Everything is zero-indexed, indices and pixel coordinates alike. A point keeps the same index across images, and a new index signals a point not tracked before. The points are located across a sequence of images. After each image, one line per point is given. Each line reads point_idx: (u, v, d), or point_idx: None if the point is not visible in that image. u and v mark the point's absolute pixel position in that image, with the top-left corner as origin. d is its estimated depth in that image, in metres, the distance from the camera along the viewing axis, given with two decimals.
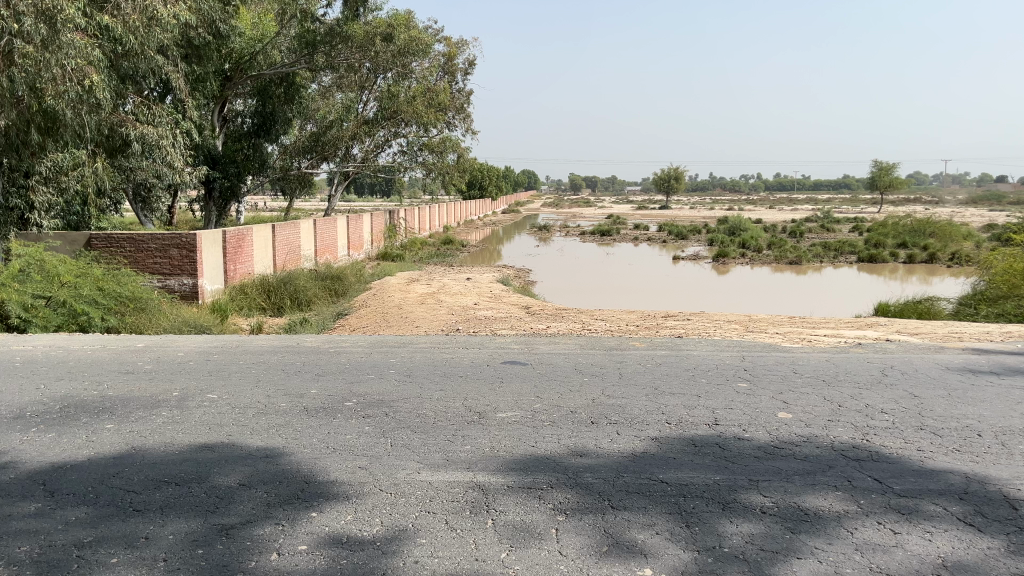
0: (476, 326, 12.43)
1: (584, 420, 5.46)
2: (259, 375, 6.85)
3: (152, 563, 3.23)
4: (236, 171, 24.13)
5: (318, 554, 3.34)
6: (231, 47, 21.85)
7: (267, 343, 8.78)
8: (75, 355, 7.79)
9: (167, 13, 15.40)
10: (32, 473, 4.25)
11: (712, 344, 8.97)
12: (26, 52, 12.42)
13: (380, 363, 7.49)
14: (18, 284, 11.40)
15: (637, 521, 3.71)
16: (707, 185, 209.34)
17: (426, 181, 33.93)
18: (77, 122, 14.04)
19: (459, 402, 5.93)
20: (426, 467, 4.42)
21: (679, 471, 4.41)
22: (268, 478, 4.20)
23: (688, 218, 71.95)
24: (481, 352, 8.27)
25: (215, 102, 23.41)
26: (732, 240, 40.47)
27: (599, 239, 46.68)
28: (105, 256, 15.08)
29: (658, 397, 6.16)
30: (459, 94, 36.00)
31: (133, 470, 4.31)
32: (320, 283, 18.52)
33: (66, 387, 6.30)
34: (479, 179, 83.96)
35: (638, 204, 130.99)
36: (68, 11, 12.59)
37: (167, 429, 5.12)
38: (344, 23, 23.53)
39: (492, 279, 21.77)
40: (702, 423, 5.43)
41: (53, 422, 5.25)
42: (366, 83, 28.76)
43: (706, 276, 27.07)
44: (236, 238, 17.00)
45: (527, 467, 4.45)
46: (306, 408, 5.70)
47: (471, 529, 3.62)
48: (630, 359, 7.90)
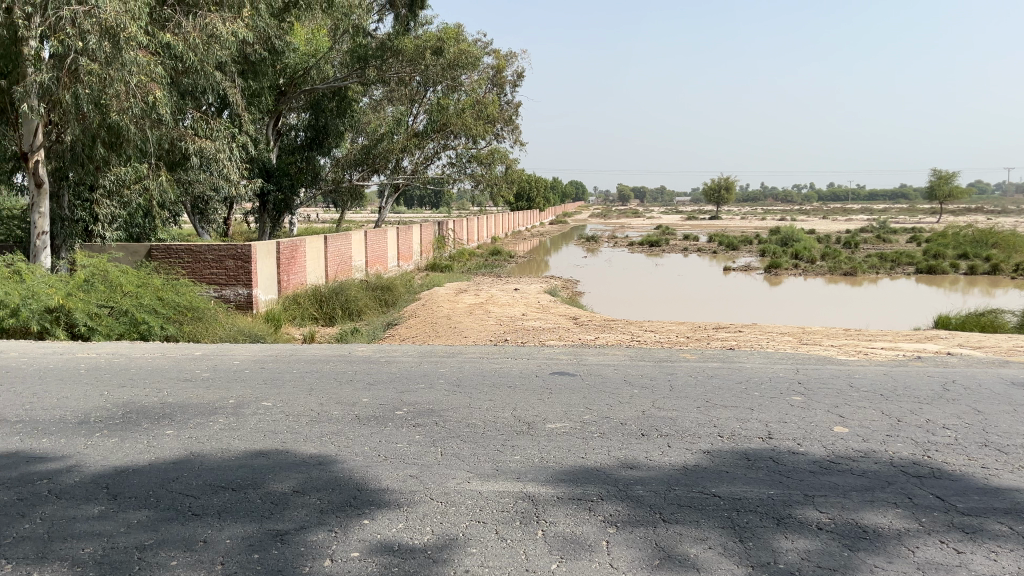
0: (525, 336, 12.42)
1: (634, 433, 5.41)
2: (311, 383, 6.99)
3: (209, 566, 3.30)
4: (290, 184, 24.39)
5: (371, 561, 3.37)
6: (286, 62, 22.43)
7: (321, 352, 8.93)
8: (138, 362, 8.06)
9: (226, 30, 15.71)
10: (96, 477, 4.37)
11: (764, 356, 8.85)
12: (90, 69, 12.89)
13: (431, 372, 7.57)
14: (83, 293, 11.83)
15: (690, 535, 3.67)
16: (759, 196, 206.50)
17: (475, 192, 34.25)
18: (139, 136, 14.57)
19: (508, 413, 5.93)
20: (476, 477, 4.44)
21: (732, 485, 4.34)
22: (322, 485, 4.27)
23: (737, 229, 71.11)
24: (530, 362, 8.26)
25: (270, 116, 23.89)
26: (785, 251, 39.74)
27: (648, 249, 46.48)
28: (164, 267, 15.43)
29: (711, 409, 6.09)
30: (508, 106, 36.23)
31: (190, 475, 4.41)
32: (370, 293, 18.77)
33: (126, 392, 6.52)
34: (525, 190, 83.50)
35: (688, 213, 130.00)
36: (130, 30, 13.01)
37: (224, 435, 5.24)
38: (395, 37, 24.08)
39: (540, 290, 21.76)
40: (775, 436, 5.39)
41: (117, 427, 5.42)
42: (416, 98, 29.16)
43: (760, 288, 26.56)
44: (289, 250, 17.34)
45: (577, 478, 4.43)
46: (359, 417, 5.76)
47: (522, 539, 3.61)
48: (824, 390, 6.95)
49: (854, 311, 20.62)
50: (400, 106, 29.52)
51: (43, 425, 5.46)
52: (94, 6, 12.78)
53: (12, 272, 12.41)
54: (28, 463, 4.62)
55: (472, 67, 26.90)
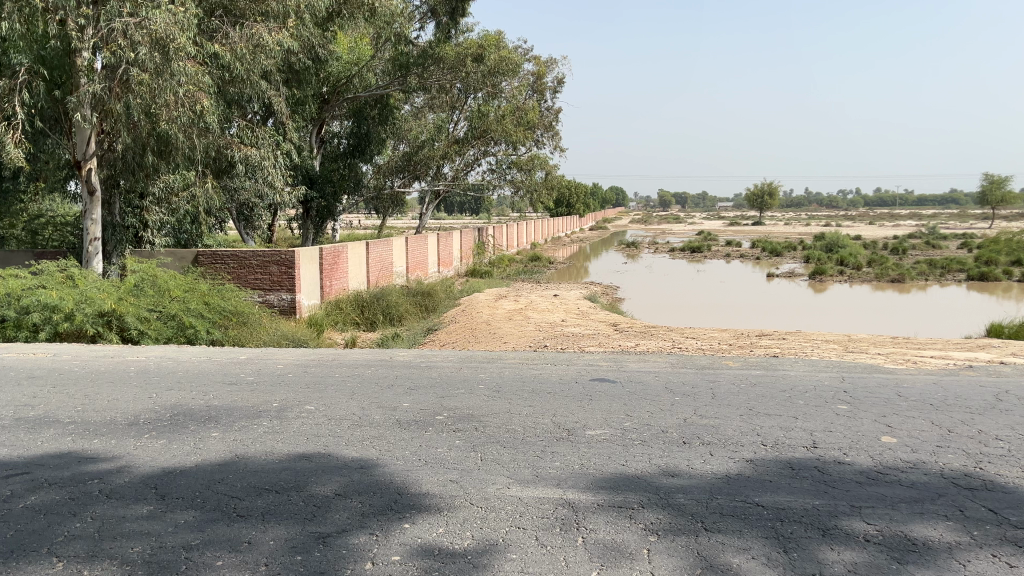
0: (564, 342, 12.40)
1: (675, 440, 5.36)
2: (353, 387, 7.04)
3: (253, 567, 3.35)
4: (332, 191, 24.70)
5: (411, 565, 3.39)
6: (328, 71, 22.82)
7: (363, 356, 9.00)
8: (184, 365, 8.22)
9: (271, 40, 15.96)
10: (145, 477, 4.48)
11: (810, 364, 8.70)
12: (141, 79, 13.23)
13: (472, 378, 7.59)
14: (133, 298, 12.14)
15: (732, 545, 3.62)
16: (803, 201, 203.32)
17: (515, 199, 34.36)
18: (187, 144, 14.86)
19: (549, 419, 5.93)
20: (516, 483, 4.44)
21: (776, 494, 4.28)
22: (363, 488, 4.31)
23: (782, 235, 70.03)
24: (570, 368, 8.24)
25: (313, 124, 24.25)
26: (831, 257, 39.01)
27: (690, 255, 46.07)
28: (211, 272, 15.75)
29: (754, 417, 6.01)
30: (548, 112, 36.29)
31: (236, 477, 4.48)
32: (411, 299, 18.90)
33: (174, 395, 6.64)
34: (565, 196, 83.27)
35: (730, 218, 128.70)
36: (179, 41, 13.28)
37: (268, 438, 5.32)
38: (436, 45, 24.27)
39: (580, 296, 21.63)
40: (820, 445, 5.28)
41: (164, 429, 5.54)
42: (457, 105, 29.34)
43: (805, 295, 26.13)
44: (332, 255, 17.57)
45: (617, 486, 4.40)
46: (399, 421, 5.81)
47: (562, 546, 3.60)
48: (872, 398, 6.79)
49: (901, 318, 20.14)
50: (441, 113, 29.68)
51: (95, 427, 5.60)
52: (144, 18, 13.12)
53: (65, 277, 12.79)
54: (80, 463, 4.75)
55: (512, 73, 26.69)
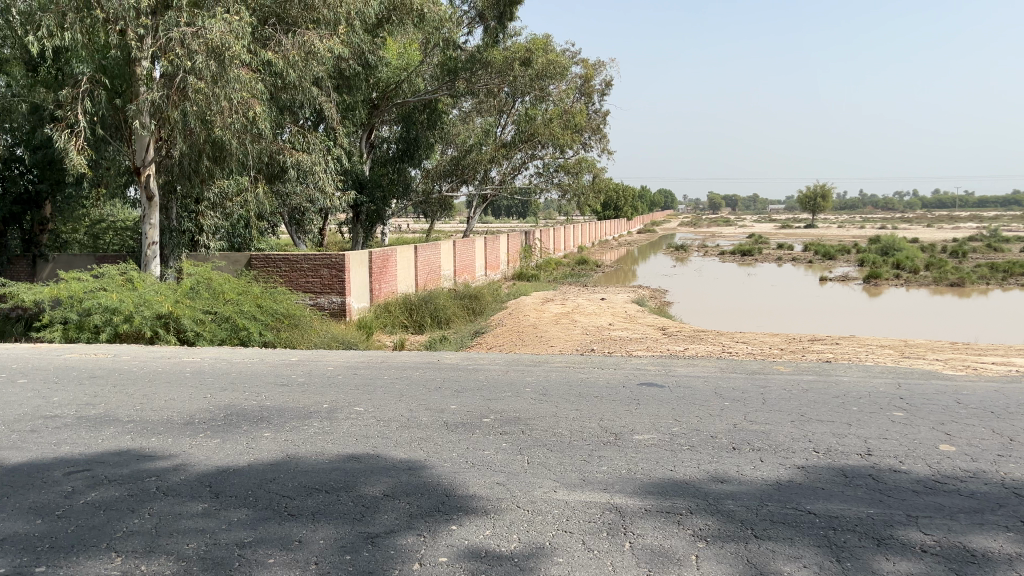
0: (611, 346, 12.39)
1: (725, 446, 5.29)
2: (401, 389, 7.11)
3: (304, 565, 3.40)
4: (382, 196, 24.96)
5: (458, 566, 3.42)
6: (378, 76, 23.15)
7: (410, 359, 9.06)
8: (237, 367, 8.40)
9: (323, 47, 16.12)
10: (200, 476, 4.59)
11: (864, 370, 8.53)
12: (198, 87, 13.58)
13: (519, 381, 7.60)
14: (189, 301, 12.46)
15: (783, 552, 3.56)
16: (857, 203, 198.87)
17: (562, 202, 34.32)
18: (241, 150, 15.14)
19: (595, 423, 5.90)
20: (562, 487, 4.43)
21: (829, 502, 4.19)
22: (411, 490, 4.35)
23: (834, 237, 68.60)
24: (617, 372, 8.20)
25: (363, 130, 24.61)
26: (886, 260, 38.14)
27: (741, 258, 45.44)
28: (264, 275, 16.06)
29: (806, 423, 5.89)
30: (595, 115, 36.19)
31: (287, 477, 4.56)
32: (458, 302, 19.00)
33: (227, 395, 6.79)
34: (613, 198, 82.80)
35: (783, 221, 126.49)
36: (235, 48, 13.56)
37: (318, 439, 5.40)
38: (484, 49, 24.40)
39: (627, 299, 21.52)
40: (876, 452, 5.15)
41: (218, 429, 5.67)
42: (504, 109, 29.42)
43: (859, 299, 25.59)
44: (382, 259, 17.77)
45: (665, 491, 4.37)
46: (447, 423, 5.85)
47: (609, 550, 3.59)
48: (932, 405, 6.57)
49: (958, 322, 19.63)
50: (488, 117, 29.72)
51: (153, 425, 5.76)
52: (201, 28, 13.48)
53: (125, 280, 13.19)
54: (138, 461, 4.89)
55: (560, 76, 26.65)
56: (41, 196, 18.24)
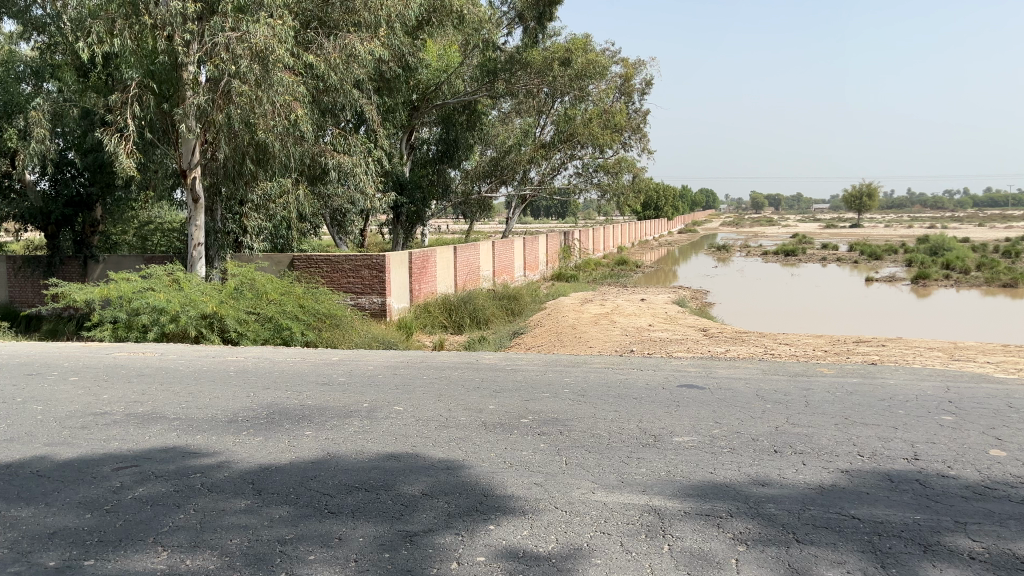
0: (651, 347, 12.34)
1: (766, 449, 5.21)
2: (440, 389, 7.15)
3: (344, 563, 3.44)
4: (422, 197, 25.12)
5: (496, 566, 3.42)
6: (418, 78, 23.36)
7: (449, 359, 9.12)
8: (279, 366, 8.54)
9: (364, 49, 16.24)
10: (243, 473, 4.67)
11: (911, 372, 8.35)
12: (242, 91, 13.83)
13: (557, 381, 7.59)
14: (233, 301, 12.70)
15: (826, 558, 3.49)
16: (904, 202, 194.65)
17: (602, 202, 34.19)
18: (284, 152, 15.32)
19: (634, 424, 5.87)
20: (600, 488, 4.41)
21: (874, 507, 4.11)
22: (449, 489, 4.36)
23: (881, 237, 67.38)
24: (657, 373, 8.15)
25: (403, 131, 24.81)
26: (935, 260, 37.32)
27: (784, 258, 44.79)
28: (306, 276, 16.27)
29: (850, 427, 5.78)
30: (636, 114, 36.00)
31: (328, 475, 4.62)
32: (497, 303, 19.05)
33: (270, 394, 6.90)
34: (653, 198, 82.21)
35: (828, 220, 124.17)
36: (278, 52, 13.74)
37: (359, 437, 5.46)
38: (524, 49, 24.42)
39: (667, 300, 21.34)
40: (924, 457, 5.02)
41: (261, 427, 5.77)
42: (544, 109, 29.40)
43: (907, 300, 25.10)
44: (422, 260, 17.89)
45: (705, 493, 4.32)
46: (485, 423, 5.87)
47: (648, 552, 3.56)
48: (984, 410, 6.38)
49: (1010, 324, 19.21)
50: (528, 117, 29.71)
51: (198, 423, 5.89)
52: (245, 32, 13.72)
53: (172, 280, 13.49)
54: (184, 458, 4.99)
55: (600, 75, 26.53)
56: (92, 198, 18.67)
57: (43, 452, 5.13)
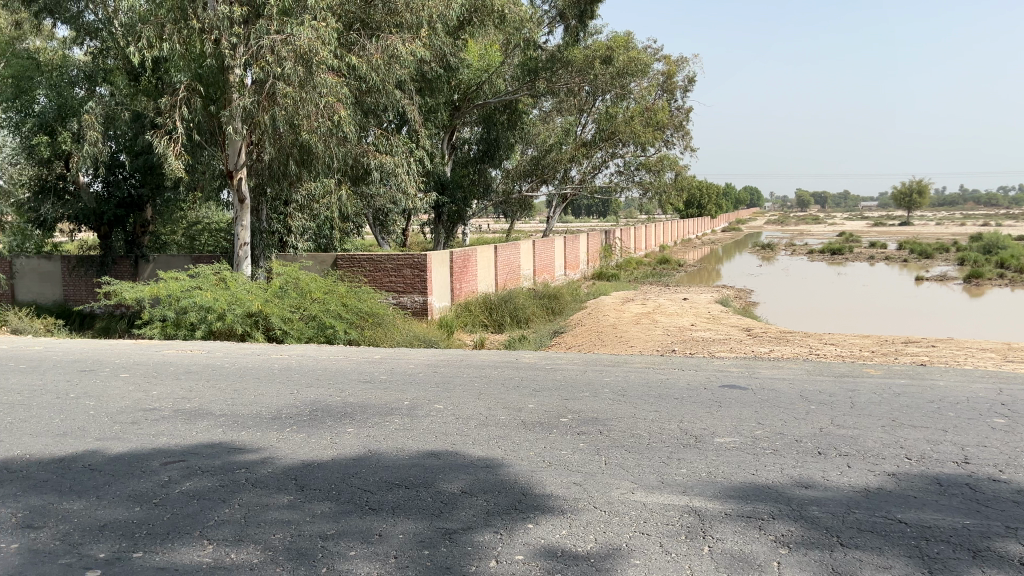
0: (692, 347, 12.22)
1: (810, 450, 5.14)
2: (480, 387, 7.17)
3: (385, 559, 3.47)
4: (463, 197, 25.22)
5: (535, 565, 3.42)
6: (459, 78, 23.48)
7: (489, 358, 9.15)
8: (322, 364, 8.66)
9: (406, 50, 16.38)
10: (286, 469, 4.74)
11: (962, 373, 8.15)
12: (286, 92, 14.06)
13: (597, 381, 7.56)
14: (278, 300, 12.92)
15: (872, 562, 3.43)
16: (957, 199, 189.49)
17: (644, 200, 33.95)
18: (327, 153, 15.48)
19: (675, 424, 5.82)
20: (640, 488, 4.38)
21: (921, 511, 4.01)
22: (489, 487, 4.38)
23: (932, 236, 65.60)
24: (698, 373, 8.08)
25: (445, 131, 24.96)
26: (989, 258, 36.25)
27: (831, 257, 43.92)
28: (349, 275, 16.47)
29: (896, 429, 5.65)
30: (678, 112, 35.69)
31: (369, 472, 4.66)
32: (538, 302, 19.06)
33: (313, 392, 7.01)
34: (696, 197, 81.40)
35: (876, 218, 121.30)
36: (321, 54, 13.93)
37: (399, 435, 5.51)
38: (565, 48, 24.49)
39: (711, 299, 21.09)
40: (973, 461, 4.88)
41: (304, 423, 5.86)
42: (585, 107, 29.30)
43: (959, 299, 24.44)
44: (463, 259, 17.98)
45: (748, 495, 4.26)
46: (525, 422, 5.87)
47: (687, 554, 3.53)
48: None
49: None
50: (569, 116, 29.71)
51: (243, 419, 6.00)
52: (289, 35, 13.92)
53: (218, 279, 13.76)
54: (229, 453, 5.09)
55: (642, 73, 26.32)
56: (143, 199, 19.08)
57: (94, 446, 5.28)
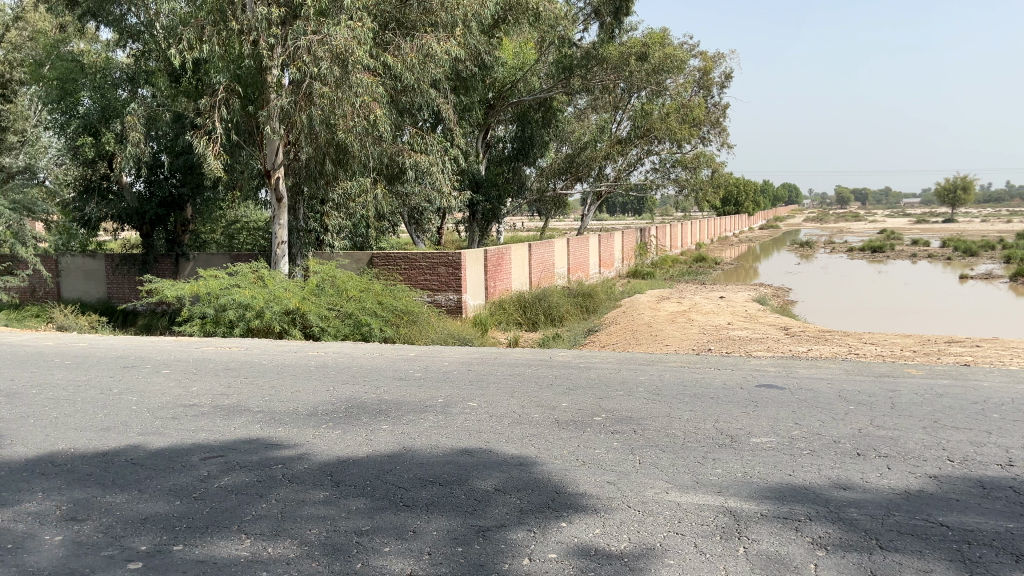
0: (729, 346, 12.08)
1: (848, 451, 5.06)
2: (513, 385, 7.18)
3: (419, 555, 3.50)
4: (497, 195, 25.28)
5: (567, 563, 3.42)
6: (494, 76, 23.53)
7: (523, 356, 9.15)
8: (358, 361, 8.73)
9: (440, 49, 16.43)
10: (322, 465, 4.80)
11: (1009, 374, 7.95)
12: (323, 92, 14.18)
13: (632, 380, 7.51)
14: (315, 297, 13.07)
15: (912, 566, 3.36)
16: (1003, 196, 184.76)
17: (680, 198, 33.67)
18: (363, 152, 15.61)
19: (711, 424, 5.77)
20: (674, 488, 4.35)
21: (964, 515, 3.93)
22: (522, 485, 4.39)
23: (978, 233, 64.03)
24: (734, 373, 7.99)
25: (480, 130, 25.02)
26: None
27: (872, 255, 43.09)
28: (384, 273, 16.59)
29: (939, 431, 5.53)
30: (714, 108, 35.33)
31: (403, 469, 4.70)
32: (572, 300, 19.01)
33: (349, 389, 7.07)
34: (733, 193, 80.53)
35: (920, 214, 118.67)
36: (357, 54, 14.04)
37: (433, 432, 5.54)
38: (600, 45, 24.27)
39: (747, 298, 20.86)
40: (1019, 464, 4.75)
41: (340, 420, 5.92)
42: (620, 105, 29.12)
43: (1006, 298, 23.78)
44: (496, 257, 17.99)
45: (784, 496, 4.21)
46: (558, 421, 5.86)
47: (722, 554, 3.50)
48: None
49: None
50: (604, 113, 29.63)
51: (280, 415, 6.09)
52: (326, 35, 14.05)
53: (256, 277, 13.95)
54: (267, 449, 5.16)
55: (678, 69, 26.07)
56: (183, 198, 19.42)
57: (137, 441, 5.39)
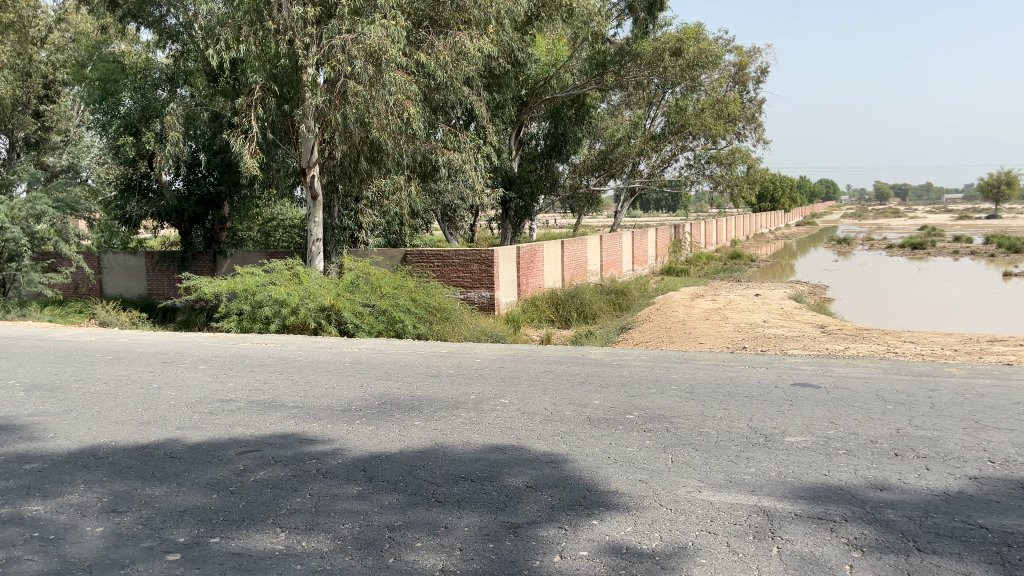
0: (764, 344, 11.95)
1: (886, 451, 4.98)
2: (545, 383, 7.19)
3: (450, 551, 3.52)
4: (530, 192, 25.36)
5: (599, 561, 3.41)
6: (527, 73, 23.55)
7: (555, 353, 9.14)
8: (391, 357, 8.80)
9: (473, 47, 16.44)
10: (355, 460, 4.85)
11: None
12: (357, 91, 14.26)
13: (665, 378, 7.46)
14: (349, 293, 13.21)
15: (950, 568, 3.30)
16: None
17: (715, 194, 33.34)
18: (396, 150, 15.69)
19: (745, 423, 5.71)
20: (707, 487, 4.32)
21: (1004, 517, 3.84)
22: (553, 482, 4.40)
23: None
24: (769, 371, 7.89)
25: (512, 127, 25.02)
26: None
27: (912, 252, 42.25)
28: (418, 270, 16.70)
29: (980, 431, 5.42)
30: (750, 103, 34.90)
31: (435, 465, 4.73)
32: (604, 297, 18.96)
33: (382, 385, 7.13)
34: (769, 190, 79.54)
35: (962, 210, 115.99)
36: (390, 53, 14.11)
37: (465, 429, 5.56)
38: (633, 41, 24.10)
39: (783, 295, 20.62)
40: None
41: (373, 416, 5.97)
42: (654, 100, 28.92)
43: None
44: (529, 254, 17.99)
45: (818, 496, 4.16)
46: (590, 419, 5.84)
47: (755, 554, 3.47)
48: None
49: None
50: (637, 109, 29.60)
51: (314, 411, 6.16)
52: (360, 34, 14.11)
53: (292, 274, 14.10)
54: (301, 444, 5.23)
55: (712, 65, 25.75)
56: (220, 197, 19.74)
57: (175, 435, 5.50)
